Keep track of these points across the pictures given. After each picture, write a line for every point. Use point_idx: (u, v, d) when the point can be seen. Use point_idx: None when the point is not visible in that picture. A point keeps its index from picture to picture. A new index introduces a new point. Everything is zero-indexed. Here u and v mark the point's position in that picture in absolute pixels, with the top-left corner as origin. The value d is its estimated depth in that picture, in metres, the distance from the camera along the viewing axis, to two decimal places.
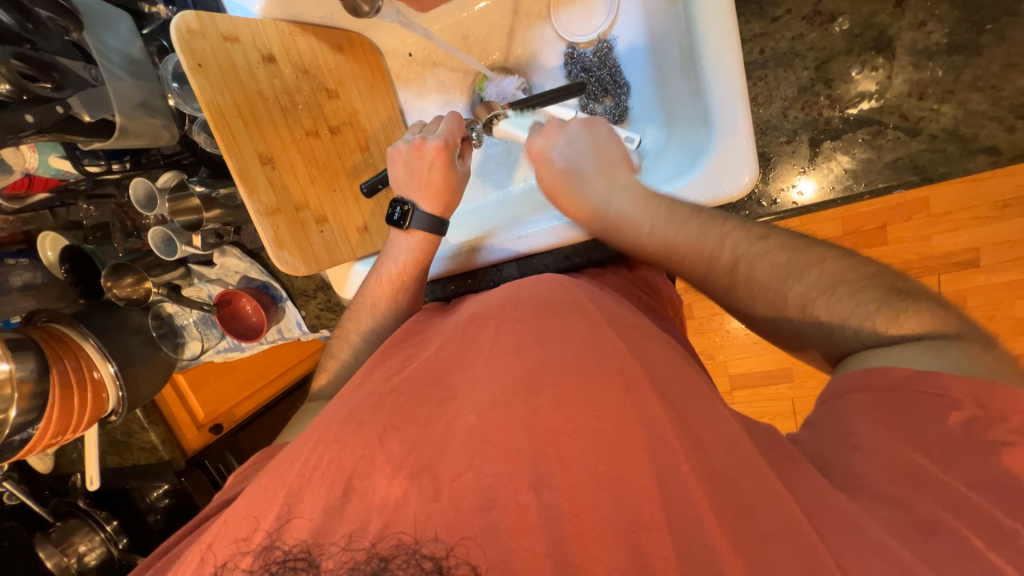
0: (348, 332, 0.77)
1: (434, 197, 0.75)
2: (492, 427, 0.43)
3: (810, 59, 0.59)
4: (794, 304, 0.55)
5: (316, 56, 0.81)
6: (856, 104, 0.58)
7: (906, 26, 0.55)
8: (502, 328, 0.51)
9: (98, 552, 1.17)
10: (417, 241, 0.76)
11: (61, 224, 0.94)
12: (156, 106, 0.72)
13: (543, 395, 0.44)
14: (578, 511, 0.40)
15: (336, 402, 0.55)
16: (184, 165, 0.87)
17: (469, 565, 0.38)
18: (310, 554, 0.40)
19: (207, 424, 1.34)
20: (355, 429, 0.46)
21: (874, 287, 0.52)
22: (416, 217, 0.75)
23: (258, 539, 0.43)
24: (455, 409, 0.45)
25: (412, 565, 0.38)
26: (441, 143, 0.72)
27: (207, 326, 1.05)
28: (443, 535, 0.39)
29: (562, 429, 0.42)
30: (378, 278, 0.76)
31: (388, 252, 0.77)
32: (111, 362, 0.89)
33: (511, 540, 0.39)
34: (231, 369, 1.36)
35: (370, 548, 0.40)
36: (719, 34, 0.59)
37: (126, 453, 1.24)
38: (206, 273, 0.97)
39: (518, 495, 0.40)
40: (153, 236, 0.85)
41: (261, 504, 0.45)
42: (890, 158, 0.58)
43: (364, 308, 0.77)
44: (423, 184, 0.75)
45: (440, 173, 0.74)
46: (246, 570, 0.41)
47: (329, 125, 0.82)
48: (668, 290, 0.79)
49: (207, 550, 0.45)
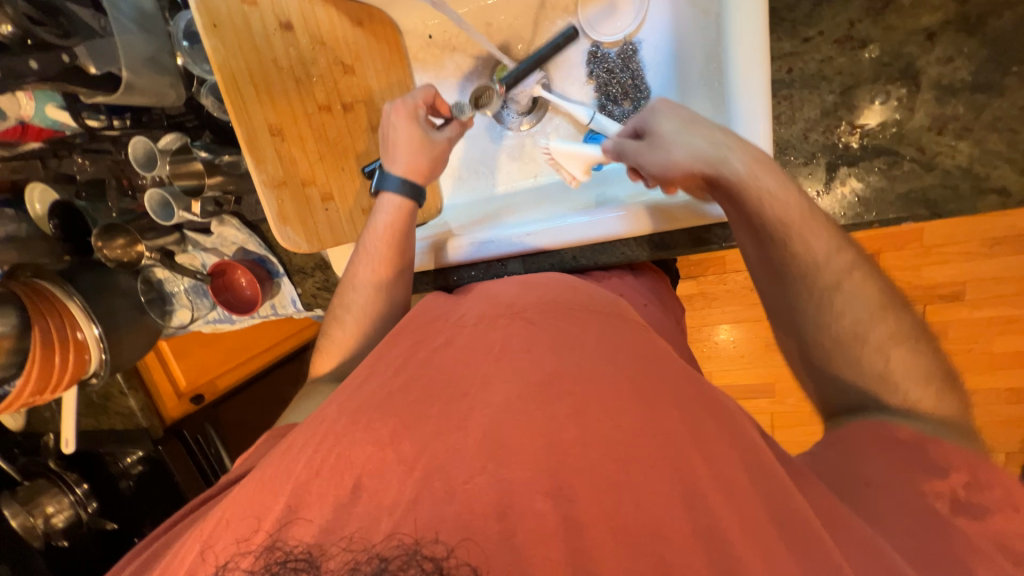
0: (342, 312, 0.76)
1: (400, 154, 0.72)
2: (502, 430, 0.43)
3: (836, 83, 0.59)
4: (838, 310, 0.56)
5: (334, 28, 0.77)
6: (874, 133, 0.59)
7: (934, 60, 0.56)
8: (513, 328, 0.52)
9: (66, 515, 1.13)
10: (394, 202, 0.73)
11: (51, 176, 0.91)
12: (165, 64, 0.70)
13: (560, 401, 0.44)
14: (593, 520, 0.39)
15: (339, 395, 0.53)
16: (188, 128, 0.83)
17: (469, 567, 0.37)
18: (310, 555, 0.39)
19: (187, 393, 1.32)
20: (366, 423, 0.46)
21: (925, 371, 0.53)
22: (385, 177, 0.73)
23: (261, 538, 0.42)
24: (467, 408, 0.45)
25: (412, 568, 0.37)
26: (399, 104, 0.73)
27: (197, 294, 1.01)
28: (445, 536, 0.38)
29: (578, 438, 0.42)
30: (365, 257, 0.74)
31: (370, 228, 0.74)
32: (95, 324, 0.86)
33: (516, 549, 0.38)
34: (215, 340, 1.35)
35: (370, 550, 0.39)
36: (750, 48, 0.58)
37: (103, 416, 1.23)
38: (201, 241, 0.94)
39: (534, 503, 0.40)
40: (149, 198, 0.83)
41: (267, 492, 0.45)
42: (902, 190, 0.59)
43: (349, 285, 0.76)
44: (394, 146, 0.72)
45: (401, 128, 0.72)
46: (245, 570, 0.40)
47: (343, 100, 0.79)
48: (672, 305, 0.79)
49: (206, 544, 0.44)
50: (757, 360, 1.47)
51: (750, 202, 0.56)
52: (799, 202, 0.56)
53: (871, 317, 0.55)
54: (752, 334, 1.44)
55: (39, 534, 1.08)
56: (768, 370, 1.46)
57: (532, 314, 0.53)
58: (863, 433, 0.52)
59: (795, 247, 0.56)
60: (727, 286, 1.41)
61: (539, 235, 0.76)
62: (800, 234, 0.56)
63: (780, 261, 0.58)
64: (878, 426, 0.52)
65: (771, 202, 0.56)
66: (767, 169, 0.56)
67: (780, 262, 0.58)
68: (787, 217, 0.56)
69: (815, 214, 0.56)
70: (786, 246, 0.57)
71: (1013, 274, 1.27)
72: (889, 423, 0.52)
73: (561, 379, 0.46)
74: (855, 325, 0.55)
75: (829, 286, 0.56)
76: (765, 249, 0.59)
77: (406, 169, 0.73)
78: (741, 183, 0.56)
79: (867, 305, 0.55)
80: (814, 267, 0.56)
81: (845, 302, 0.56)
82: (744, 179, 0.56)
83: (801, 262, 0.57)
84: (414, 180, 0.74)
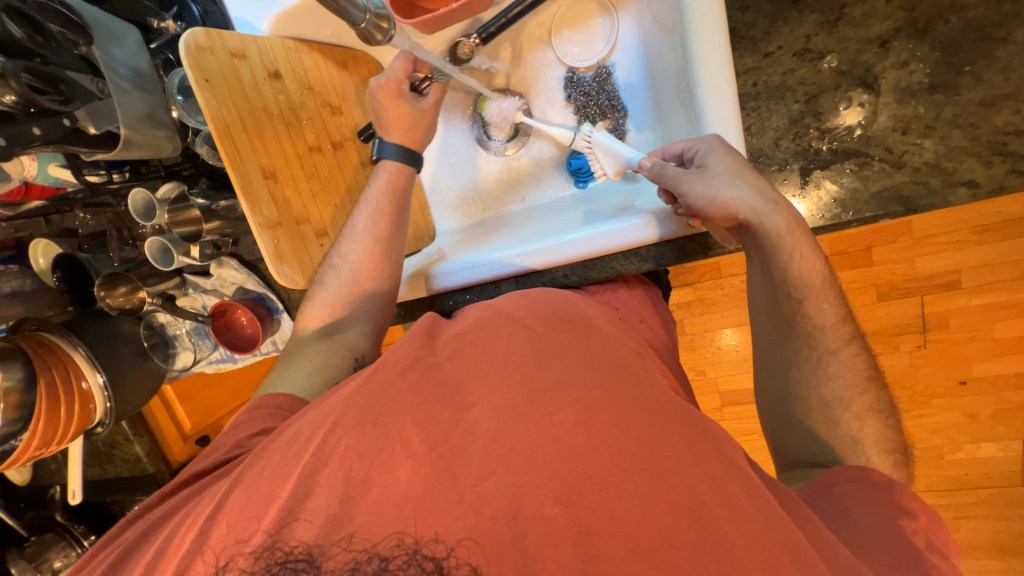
0: (339, 260, 0.76)
1: (396, 128, 0.77)
2: (511, 437, 0.44)
3: (801, 93, 0.62)
4: (831, 370, 0.61)
5: (321, 73, 0.82)
6: (842, 136, 0.61)
7: (890, 66, 0.58)
8: (515, 334, 0.53)
9: (74, 569, 1.12)
10: (390, 170, 0.78)
11: (55, 232, 0.94)
12: (160, 118, 0.73)
13: (564, 411, 0.45)
14: (596, 515, 0.42)
15: (337, 395, 0.55)
16: (184, 176, 0.87)
17: (469, 566, 0.41)
18: (310, 556, 0.43)
19: (193, 435, 1.32)
20: (377, 417, 0.48)
21: (886, 443, 0.60)
22: (385, 144, 0.77)
23: (257, 538, 0.45)
24: (475, 416, 0.46)
25: (413, 565, 0.41)
26: (383, 80, 0.74)
27: (200, 335, 1.02)
28: (445, 537, 0.42)
29: (580, 441, 0.44)
30: (366, 210, 0.77)
31: (370, 187, 0.78)
32: (100, 373, 0.88)
33: (514, 543, 0.41)
34: (219, 380, 1.34)
35: (370, 549, 0.43)
36: (715, 67, 0.61)
37: (109, 465, 1.22)
38: (201, 283, 0.97)
39: (540, 506, 0.42)
40: (150, 246, 0.85)
41: (275, 479, 0.48)
42: (875, 189, 0.61)
43: (331, 289, 0.75)
44: (391, 116, 0.76)
45: (391, 105, 0.75)
46: (246, 570, 0.44)
47: (332, 140, 0.83)
48: (664, 316, 0.81)
49: (203, 534, 0.48)
50: None
51: (781, 257, 0.60)
52: (819, 265, 0.61)
53: (852, 389, 0.61)
54: None
55: None
56: None
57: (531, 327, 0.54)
58: (843, 483, 0.55)
59: (807, 304, 0.61)
60: (724, 290, 1.41)
61: (539, 251, 0.77)
62: (817, 297, 0.61)
63: (791, 318, 0.63)
64: (851, 472, 0.56)
65: (799, 260, 0.60)
66: (799, 230, 0.59)
67: (791, 315, 0.62)
68: (809, 280, 0.61)
69: (826, 275, 0.62)
70: (798, 301, 0.61)
71: (1005, 260, 1.28)
72: (863, 470, 0.56)
73: (552, 390, 0.47)
74: (841, 391, 0.61)
75: (829, 347, 0.62)
76: (776, 306, 0.64)
77: (402, 139, 0.77)
78: (777, 238, 0.59)
79: (852, 374, 0.61)
80: (822, 328, 0.62)
81: (833, 368, 0.62)
82: (782, 235, 0.59)
83: (811, 317, 0.62)
84: (410, 148, 0.79)
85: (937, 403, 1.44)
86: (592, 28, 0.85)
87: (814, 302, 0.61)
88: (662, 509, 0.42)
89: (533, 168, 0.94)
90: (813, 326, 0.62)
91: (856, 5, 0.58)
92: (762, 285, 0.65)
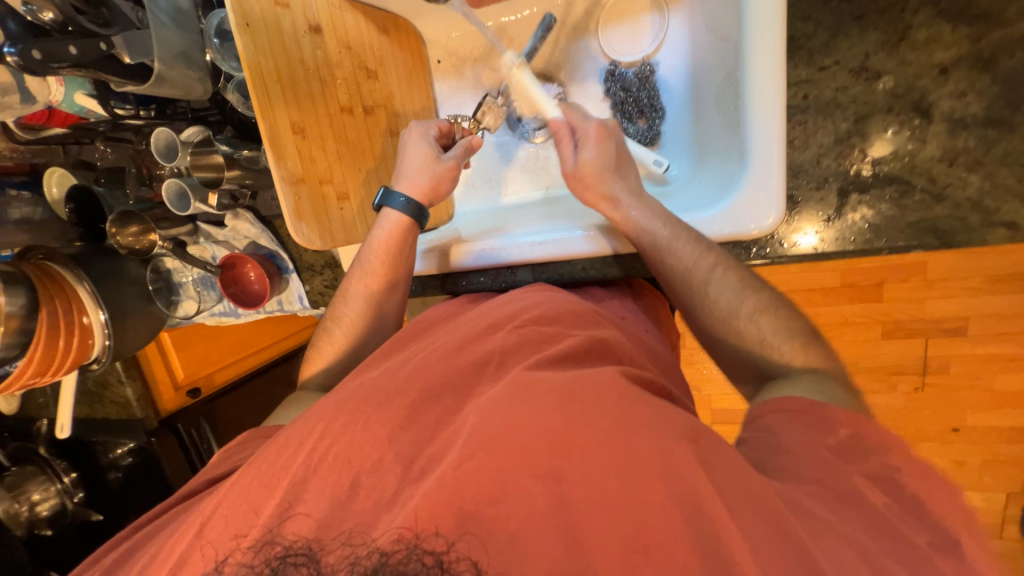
0: (333, 324, 0.76)
1: (408, 172, 0.73)
2: (501, 428, 0.41)
3: (850, 111, 0.60)
4: (742, 325, 0.59)
5: (361, 34, 0.81)
6: (884, 162, 0.60)
7: (946, 94, 0.57)
8: (508, 344, 0.51)
9: (52, 503, 1.14)
10: (394, 227, 0.74)
11: (72, 162, 0.92)
12: (194, 58, 0.71)
13: (546, 398, 0.42)
14: (598, 514, 0.37)
15: (337, 393, 0.50)
16: (211, 122, 0.85)
17: (470, 562, 0.37)
18: (310, 550, 0.39)
19: (185, 386, 1.28)
20: (364, 423, 0.44)
21: None
22: (389, 194, 0.73)
23: (255, 531, 0.42)
24: (463, 420, 0.44)
25: (412, 562, 0.37)
26: (417, 127, 0.76)
27: (206, 286, 1.01)
28: (444, 531, 0.38)
29: (564, 428, 0.40)
30: (359, 273, 0.75)
31: (366, 243, 0.74)
32: (101, 310, 0.86)
33: (524, 538, 0.37)
34: (217, 334, 1.34)
35: (370, 544, 0.38)
36: (767, 75, 0.59)
37: (97, 405, 1.18)
38: (213, 233, 0.95)
39: (526, 489, 0.38)
40: (168, 188, 0.84)
41: (263, 488, 0.44)
42: (912, 218, 0.60)
43: (326, 350, 0.75)
44: (406, 167, 0.74)
45: (412, 150, 0.74)
46: (245, 565, 0.40)
47: (364, 104, 0.82)
48: (668, 323, 0.80)
49: (189, 548, 0.43)
50: None
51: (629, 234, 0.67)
52: (682, 231, 0.63)
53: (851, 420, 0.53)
54: None
55: (23, 521, 1.09)
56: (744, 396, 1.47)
57: (527, 330, 0.52)
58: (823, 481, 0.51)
59: (689, 273, 0.62)
60: None
61: (556, 243, 0.75)
62: (717, 278, 0.61)
63: (698, 302, 0.62)
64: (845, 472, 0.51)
65: (676, 250, 0.63)
66: (642, 202, 0.67)
67: (683, 286, 0.63)
68: (697, 259, 0.62)
69: (701, 240, 0.63)
70: (680, 274, 0.63)
71: (1014, 313, 1.28)
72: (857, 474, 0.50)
73: (554, 380, 0.44)
74: None
75: (743, 310, 0.59)
76: (679, 287, 0.63)
77: (408, 185, 0.73)
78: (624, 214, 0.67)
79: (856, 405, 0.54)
80: (716, 292, 0.61)
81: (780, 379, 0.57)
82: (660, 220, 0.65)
83: (696, 282, 0.62)
84: (416, 201, 0.74)
85: (927, 446, 1.44)
86: (640, 24, 0.83)
87: (715, 282, 0.61)
88: (670, 515, 0.37)
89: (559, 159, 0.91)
90: (721, 321, 0.60)
91: (920, 28, 0.56)
92: (665, 271, 0.64)
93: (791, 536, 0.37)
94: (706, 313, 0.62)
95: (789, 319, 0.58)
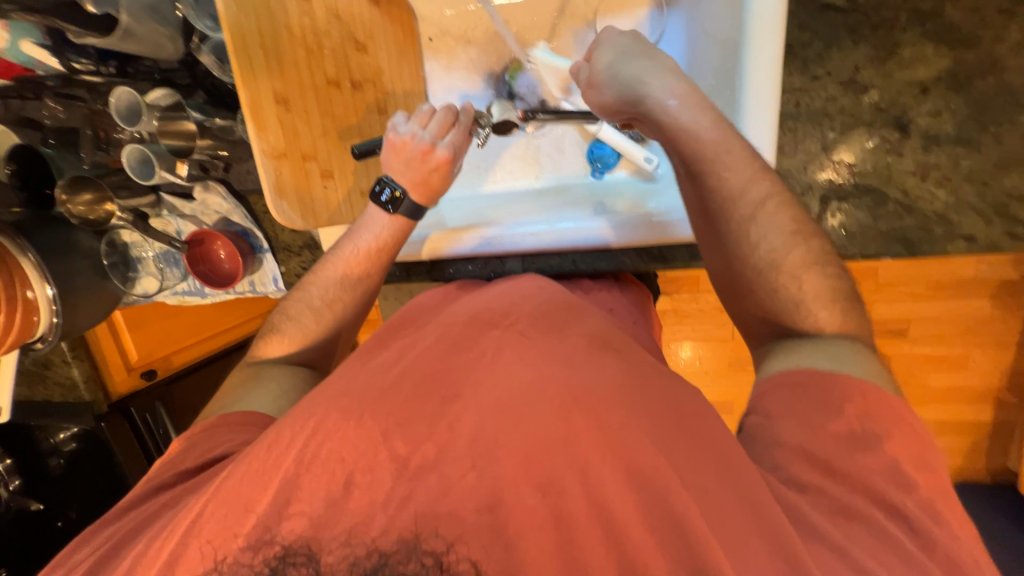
0: (297, 311, 0.68)
1: (430, 193, 0.68)
2: (500, 430, 0.41)
3: (837, 121, 0.63)
4: (782, 280, 0.54)
5: (351, 5, 0.73)
6: (862, 173, 0.64)
7: (923, 112, 0.61)
8: (504, 338, 0.49)
9: None
10: (392, 224, 0.68)
11: (11, 118, 0.81)
12: (165, 13, 0.67)
13: (547, 402, 0.41)
14: (592, 510, 0.39)
15: (328, 388, 0.48)
16: (178, 85, 0.77)
17: (470, 562, 0.36)
18: (310, 549, 0.38)
19: (139, 368, 1.21)
20: (358, 419, 0.42)
21: None
22: (403, 205, 0.67)
23: (253, 528, 0.39)
24: (459, 411, 0.42)
25: (412, 562, 0.36)
26: (450, 154, 0.65)
27: (168, 262, 0.94)
28: (444, 531, 0.37)
29: (566, 429, 0.40)
30: (336, 260, 0.69)
31: (356, 230, 0.69)
32: (50, 284, 0.78)
33: (522, 538, 0.37)
34: (176, 314, 1.26)
35: (370, 544, 0.37)
36: (764, 79, 0.60)
37: (38, 386, 1.09)
38: (179, 207, 0.88)
39: (525, 498, 0.39)
40: (129, 154, 0.76)
41: (254, 486, 0.41)
42: (884, 227, 0.64)
43: (283, 336, 0.68)
44: (411, 150, 0.65)
45: (440, 179, 0.67)
46: (244, 564, 0.38)
47: (352, 78, 0.76)
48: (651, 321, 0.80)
49: (181, 543, 0.40)
50: (718, 376, 1.48)
51: (672, 132, 0.58)
52: (734, 145, 0.56)
53: None
54: (714, 353, 1.45)
55: None
56: (714, 389, 1.49)
57: (520, 326, 0.50)
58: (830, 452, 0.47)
59: (735, 199, 0.56)
60: (699, 305, 1.40)
61: (546, 237, 0.77)
62: (765, 219, 0.55)
63: (743, 247, 0.56)
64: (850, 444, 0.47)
65: (730, 167, 0.56)
66: (695, 99, 0.57)
67: (725, 215, 0.56)
68: (750, 184, 0.56)
69: (754, 166, 0.56)
70: (722, 198, 0.56)
71: (950, 316, 1.39)
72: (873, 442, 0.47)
73: (553, 375, 0.43)
74: None
75: (787, 263, 0.54)
76: (726, 222, 0.56)
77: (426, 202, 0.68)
78: (664, 104, 0.58)
79: None
80: (760, 238, 0.55)
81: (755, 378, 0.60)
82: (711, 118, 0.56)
83: (741, 212, 0.56)
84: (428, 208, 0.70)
85: None
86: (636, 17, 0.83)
87: (761, 222, 0.55)
88: (661, 512, 0.39)
89: (550, 150, 0.89)
90: (764, 271, 0.55)
91: (906, 46, 0.59)
92: (718, 193, 0.56)
93: (775, 530, 0.40)
94: (752, 257, 0.55)
95: (833, 268, 0.55)
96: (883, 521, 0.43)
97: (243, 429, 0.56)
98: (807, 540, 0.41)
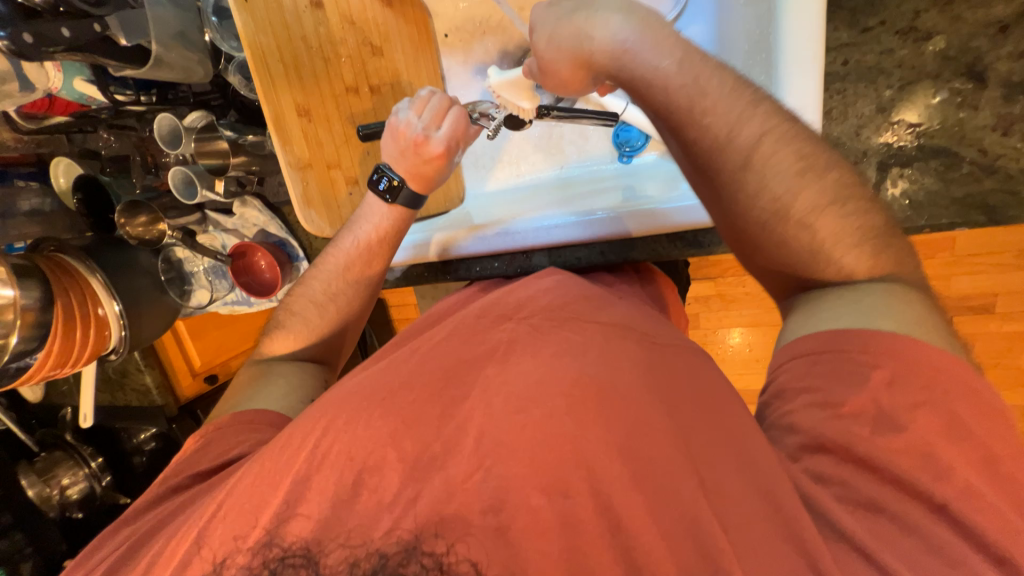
0: (304, 305, 0.71)
1: (426, 181, 0.66)
2: (508, 432, 0.39)
3: (896, 77, 0.56)
4: (791, 228, 0.47)
5: (365, 8, 0.73)
6: (929, 133, 0.56)
7: (1005, 55, 0.52)
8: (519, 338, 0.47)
9: (81, 487, 1.14)
10: (392, 217, 0.68)
11: (76, 150, 0.90)
12: (193, 38, 0.70)
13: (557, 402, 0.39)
14: (600, 513, 0.37)
15: (342, 387, 0.49)
16: (212, 106, 0.83)
17: (470, 563, 0.36)
18: (308, 552, 0.39)
19: (202, 372, 1.30)
20: (365, 421, 0.42)
21: None
22: (403, 193, 0.66)
23: (255, 533, 0.41)
24: (467, 413, 0.41)
25: (412, 564, 0.36)
26: (445, 147, 0.63)
27: (217, 275, 1.00)
28: (444, 532, 0.37)
29: (580, 430, 0.38)
30: (336, 254, 0.70)
31: (353, 223, 0.70)
32: (116, 301, 0.85)
33: (523, 541, 0.36)
34: (231, 322, 1.34)
35: (370, 545, 0.38)
36: (802, 40, 0.55)
37: (119, 392, 1.22)
38: (222, 222, 0.94)
39: (530, 499, 0.37)
40: (173, 176, 0.81)
41: (267, 485, 0.42)
42: (958, 193, 0.56)
43: (287, 330, 0.70)
44: (405, 139, 0.64)
45: (433, 171, 0.65)
46: (244, 568, 0.40)
47: (370, 83, 0.77)
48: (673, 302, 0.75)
49: (196, 540, 0.43)
50: None
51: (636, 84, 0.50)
52: (709, 79, 0.48)
53: None
54: (765, 338, 1.36)
55: (56, 504, 1.10)
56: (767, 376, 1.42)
57: (535, 320, 0.47)
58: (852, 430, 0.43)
59: (723, 148, 0.48)
60: (746, 288, 1.31)
61: (572, 230, 0.74)
62: (764, 164, 0.47)
63: (742, 202, 0.49)
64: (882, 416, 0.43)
65: (710, 108, 0.47)
66: (654, 32, 0.49)
67: (713, 169, 0.49)
68: (738, 125, 0.47)
69: (742, 97, 0.48)
70: (710, 147, 0.48)
71: None
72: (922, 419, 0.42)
73: (560, 371, 0.41)
74: None
75: (796, 209, 0.47)
76: (715, 175, 0.49)
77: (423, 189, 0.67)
78: (617, 48, 0.49)
79: None
80: (761, 183, 0.47)
81: None
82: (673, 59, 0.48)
83: (734, 160, 0.48)
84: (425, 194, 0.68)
85: None
86: None
87: (758, 168, 0.47)
88: (677, 516, 0.36)
89: (574, 137, 0.86)
90: (770, 220, 0.48)
91: None
92: (703, 146, 0.48)
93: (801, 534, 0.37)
94: (750, 212, 0.48)
95: (852, 205, 0.47)
96: (938, 528, 0.38)
97: (256, 428, 0.58)
98: (842, 544, 0.38)
